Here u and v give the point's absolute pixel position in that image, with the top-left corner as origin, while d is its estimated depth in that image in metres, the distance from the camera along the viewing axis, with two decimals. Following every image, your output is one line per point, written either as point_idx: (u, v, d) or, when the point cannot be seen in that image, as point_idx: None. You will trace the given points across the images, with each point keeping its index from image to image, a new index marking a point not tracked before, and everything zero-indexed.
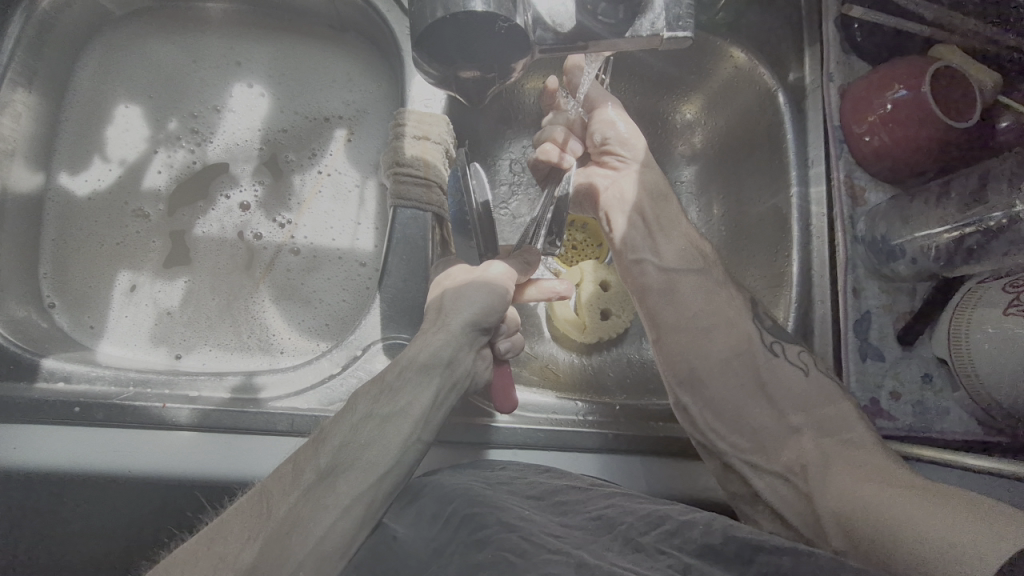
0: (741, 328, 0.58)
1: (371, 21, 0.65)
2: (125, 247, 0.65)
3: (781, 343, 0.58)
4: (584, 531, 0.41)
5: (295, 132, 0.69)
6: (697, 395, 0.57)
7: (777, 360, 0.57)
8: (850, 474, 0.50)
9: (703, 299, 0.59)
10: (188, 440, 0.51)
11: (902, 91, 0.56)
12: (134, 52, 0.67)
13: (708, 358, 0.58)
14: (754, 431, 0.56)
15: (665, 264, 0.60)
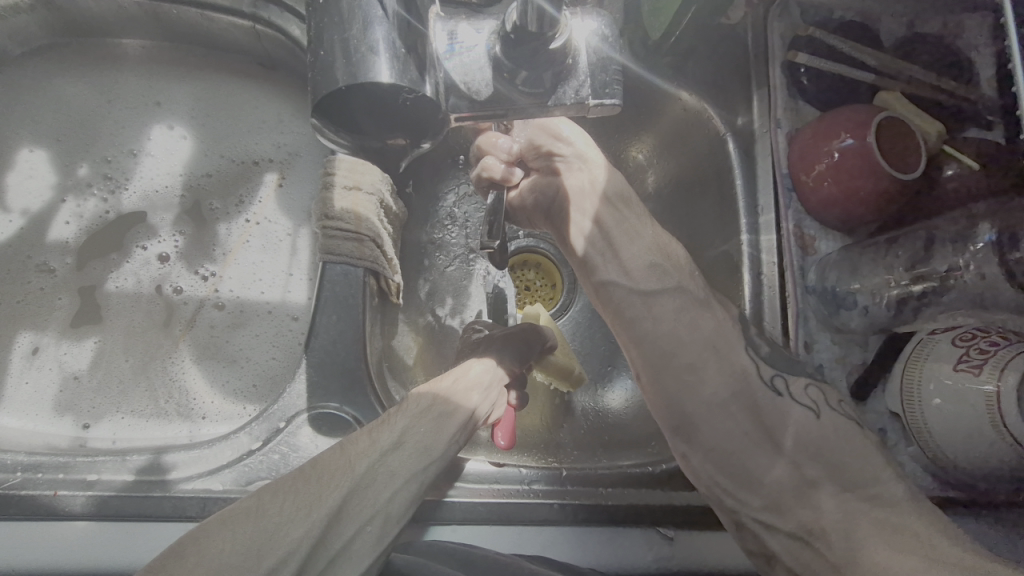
0: (735, 362, 0.52)
1: (301, 62, 0.61)
2: (25, 306, 0.59)
3: (783, 377, 0.52)
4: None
5: (221, 177, 0.64)
6: (693, 442, 0.52)
7: (781, 398, 0.51)
8: (882, 542, 0.44)
9: (689, 324, 0.53)
10: (81, 532, 0.46)
11: (847, 141, 0.55)
12: (38, 92, 0.62)
13: (698, 399, 0.51)
14: (763, 480, 0.50)
15: (642, 286, 0.54)
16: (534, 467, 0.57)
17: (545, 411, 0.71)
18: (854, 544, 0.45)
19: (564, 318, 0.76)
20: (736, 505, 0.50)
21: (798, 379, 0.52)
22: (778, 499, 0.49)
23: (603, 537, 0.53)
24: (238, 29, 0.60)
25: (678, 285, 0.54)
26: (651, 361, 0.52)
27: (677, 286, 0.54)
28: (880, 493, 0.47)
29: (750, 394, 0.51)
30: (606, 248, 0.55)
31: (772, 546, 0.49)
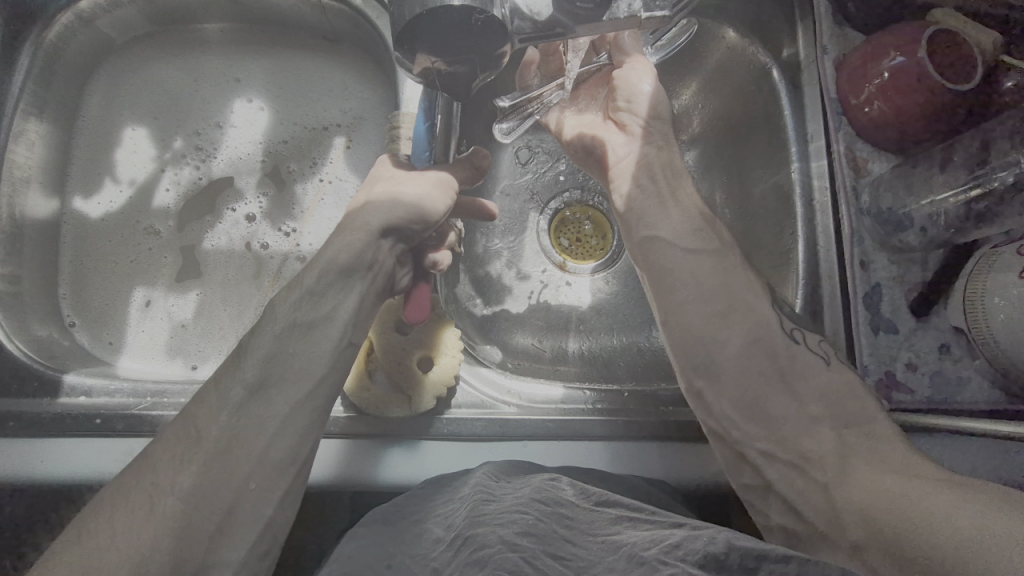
0: (762, 313, 0.54)
1: (362, 29, 0.66)
2: (137, 264, 0.67)
3: (801, 329, 0.55)
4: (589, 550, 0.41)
5: (295, 143, 0.70)
6: (714, 382, 0.53)
7: (796, 346, 0.53)
8: (876, 470, 0.45)
9: (722, 280, 0.55)
10: None
11: (898, 60, 0.55)
12: (139, 76, 0.70)
13: (724, 344, 0.53)
14: (776, 418, 0.51)
15: (684, 242, 0.56)
16: (596, 389, 0.61)
17: (602, 349, 0.74)
18: (849, 469, 0.46)
19: (616, 264, 0.79)
20: (744, 437, 0.51)
21: (811, 334, 0.55)
22: (783, 433, 0.50)
23: (665, 451, 0.56)
24: (305, 5, 0.66)
25: (716, 246, 0.56)
26: (683, 307, 0.54)
27: (708, 243, 0.56)
28: (876, 425, 0.49)
29: (772, 343, 0.53)
30: (653, 211, 0.58)
31: (769, 476, 0.50)
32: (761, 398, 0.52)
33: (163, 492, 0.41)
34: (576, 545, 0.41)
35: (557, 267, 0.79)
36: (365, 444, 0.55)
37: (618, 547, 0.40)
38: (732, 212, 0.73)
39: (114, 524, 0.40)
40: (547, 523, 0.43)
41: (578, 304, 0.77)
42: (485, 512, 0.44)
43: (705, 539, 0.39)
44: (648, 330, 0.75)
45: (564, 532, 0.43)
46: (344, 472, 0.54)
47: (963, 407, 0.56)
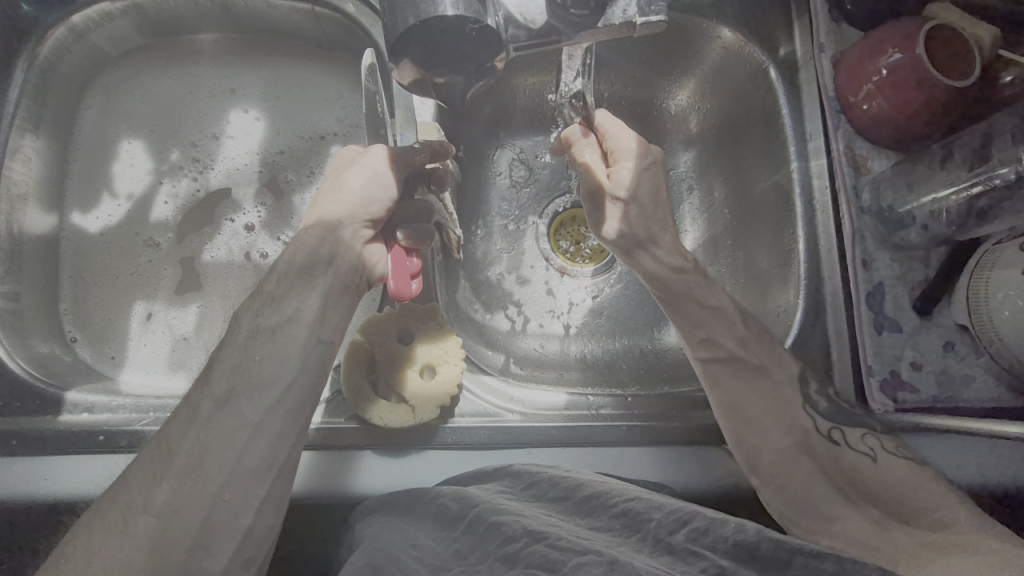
0: (801, 427, 0.56)
1: (357, 37, 0.66)
2: (138, 277, 0.66)
3: (840, 429, 0.56)
4: (609, 534, 0.40)
5: (292, 153, 0.70)
6: (773, 493, 0.54)
7: (841, 449, 0.55)
8: (932, 555, 0.46)
9: (754, 395, 0.56)
10: None
11: (896, 56, 0.55)
12: (135, 89, 0.69)
13: (769, 461, 0.54)
14: (837, 519, 0.52)
15: (706, 356, 0.57)
16: (600, 394, 0.61)
17: (605, 352, 0.74)
18: (916, 560, 0.47)
19: (617, 267, 0.79)
20: (807, 533, 0.53)
21: (851, 429, 0.57)
22: (847, 529, 0.52)
23: (671, 456, 0.56)
24: (298, 13, 0.65)
25: (742, 353, 0.57)
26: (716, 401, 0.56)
27: (732, 354, 0.57)
28: (942, 513, 0.50)
29: (814, 449, 0.55)
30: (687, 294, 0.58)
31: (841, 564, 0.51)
32: (817, 499, 0.53)
33: (137, 511, 0.40)
34: (597, 530, 0.41)
35: (557, 270, 0.79)
36: (339, 454, 0.55)
37: (641, 525, 0.40)
38: (731, 212, 0.73)
39: (95, 554, 0.39)
40: (572, 521, 0.43)
41: (579, 308, 0.77)
42: (507, 506, 0.44)
43: (733, 525, 0.38)
44: (650, 332, 0.75)
45: (583, 518, 0.43)
46: (316, 482, 0.54)
47: (969, 405, 0.56)
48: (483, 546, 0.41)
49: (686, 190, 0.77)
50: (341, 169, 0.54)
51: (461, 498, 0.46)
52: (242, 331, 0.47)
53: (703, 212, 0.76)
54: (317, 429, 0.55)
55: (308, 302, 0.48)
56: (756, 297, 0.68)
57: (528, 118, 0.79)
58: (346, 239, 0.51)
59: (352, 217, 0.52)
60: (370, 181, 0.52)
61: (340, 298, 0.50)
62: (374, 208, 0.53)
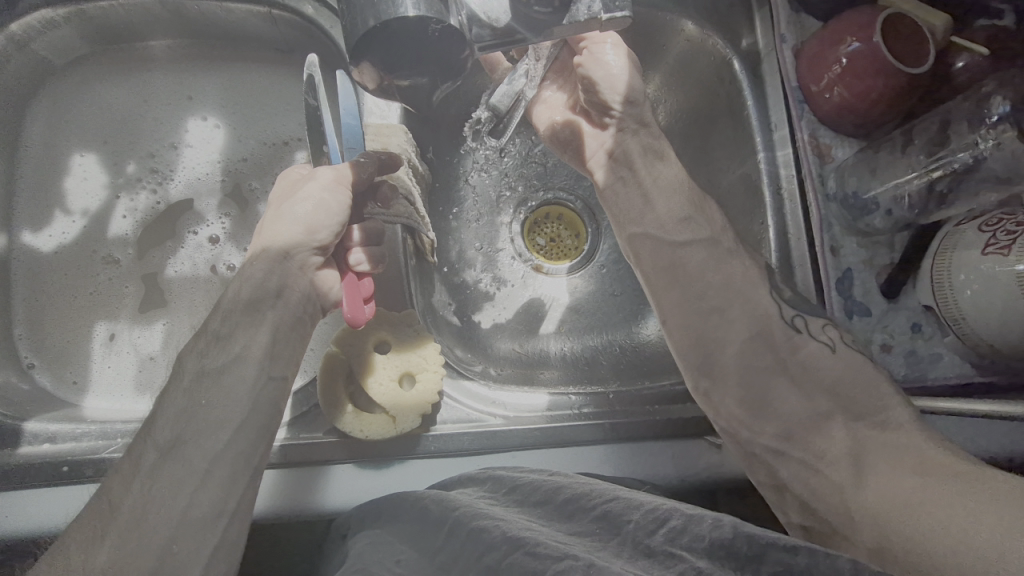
0: (761, 307, 0.55)
1: (317, 39, 0.64)
2: (98, 297, 0.64)
3: (804, 317, 0.55)
4: (588, 537, 0.39)
5: (255, 160, 0.68)
6: (722, 388, 0.54)
7: (799, 337, 0.54)
8: (885, 465, 0.46)
9: (717, 271, 0.56)
10: None
11: (854, 45, 0.56)
12: (83, 99, 0.66)
13: (727, 349, 0.54)
14: (783, 413, 0.52)
15: (671, 237, 0.57)
16: (582, 393, 0.61)
17: (585, 349, 0.74)
18: (862, 470, 0.47)
19: (592, 263, 0.80)
20: (751, 434, 0.53)
21: (815, 318, 0.55)
22: (791, 424, 0.52)
23: (654, 450, 0.56)
24: (254, 16, 0.63)
25: (709, 235, 0.57)
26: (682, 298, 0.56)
27: (697, 241, 0.57)
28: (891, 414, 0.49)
29: (773, 333, 0.54)
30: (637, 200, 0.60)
31: (782, 476, 0.51)
32: (766, 391, 0.53)
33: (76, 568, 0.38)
34: (576, 535, 0.40)
35: (532, 269, 0.79)
36: (302, 472, 0.53)
37: (620, 528, 0.39)
38: None
39: None
40: (551, 526, 0.41)
41: (557, 306, 0.77)
42: (489, 513, 0.43)
43: (710, 522, 0.37)
44: (628, 327, 0.75)
45: (562, 522, 0.42)
46: (279, 504, 0.52)
47: (936, 383, 0.57)
48: (465, 553, 0.39)
49: None
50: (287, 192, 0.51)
51: (445, 505, 0.45)
52: (186, 376, 0.45)
53: None
54: (283, 448, 0.53)
55: (257, 337, 0.46)
56: None
57: None
58: (294, 270, 0.49)
59: (298, 247, 0.49)
60: (315, 207, 0.49)
61: (292, 331, 0.49)
62: (321, 236, 0.50)
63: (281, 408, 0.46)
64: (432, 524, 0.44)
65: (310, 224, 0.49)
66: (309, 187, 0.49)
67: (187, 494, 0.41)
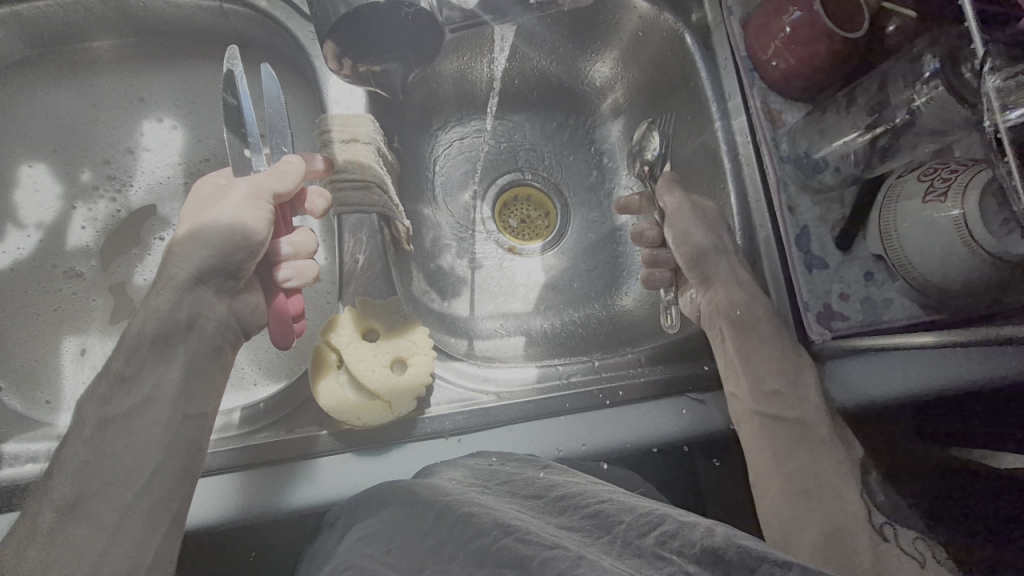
0: (852, 496, 0.53)
1: (273, 32, 0.63)
2: (64, 312, 0.61)
3: (893, 524, 0.51)
4: (579, 533, 0.41)
5: (217, 159, 0.66)
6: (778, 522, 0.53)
7: (888, 542, 0.50)
8: None
9: (808, 454, 0.55)
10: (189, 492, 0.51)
11: (797, 14, 0.59)
12: (26, 107, 0.63)
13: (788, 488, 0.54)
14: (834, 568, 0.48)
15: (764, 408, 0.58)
16: (568, 363, 0.64)
17: (565, 325, 0.76)
18: None
19: (563, 241, 0.82)
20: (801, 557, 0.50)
21: (906, 529, 0.51)
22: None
23: (640, 411, 0.58)
24: (203, 10, 0.62)
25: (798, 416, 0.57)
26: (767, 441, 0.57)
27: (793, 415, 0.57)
28: None
29: (845, 504, 0.52)
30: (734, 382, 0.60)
31: None
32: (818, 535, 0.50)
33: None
34: (568, 529, 0.42)
35: (507, 251, 0.81)
36: (257, 474, 0.52)
37: (613, 527, 0.41)
38: (664, 174, 0.77)
39: None
40: (543, 517, 0.44)
41: (533, 285, 0.79)
42: (483, 501, 0.45)
43: (701, 531, 0.39)
44: (603, 300, 0.78)
45: (555, 516, 0.44)
46: (270, 501, 0.51)
47: (890, 326, 0.61)
48: (454, 538, 0.41)
49: (620, 160, 0.81)
50: (201, 207, 0.50)
51: (434, 489, 0.46)
52: (87, 428, 0.46)
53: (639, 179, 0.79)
54: (234, 450, 0.53)
55: (168, 376, 0.48)
56: None
57: (459, 101, 0.79)
58: (205, 296, 0.51)
59: (211, 271, 0.50)
60: (227, 229, 0.49)
61: (204, 362, 0.50)
62: (235, 257, 0.50)
63: (202, 442, 0.48)
64: (419, 509, 0.45)
65: (220, 250, 0.49)
66: (211, 216, 0.49)
67: (107, 538, 0.41)
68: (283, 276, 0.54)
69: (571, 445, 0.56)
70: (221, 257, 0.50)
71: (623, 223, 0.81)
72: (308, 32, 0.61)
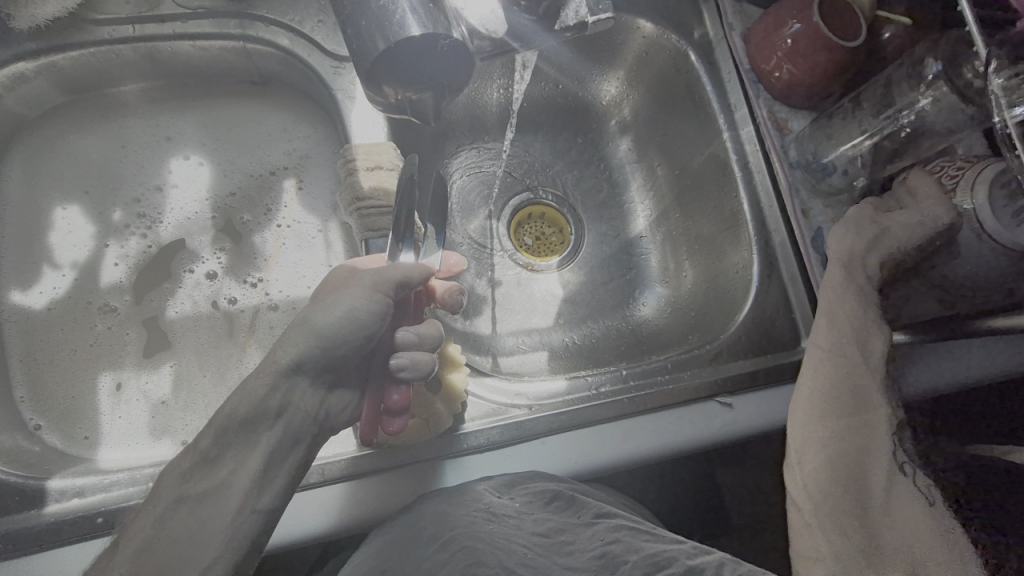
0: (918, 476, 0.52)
1: (294, 69, 0.66)
2: (99, 348, 0.63)
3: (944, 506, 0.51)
4: (587, 572, 0.44)
5: (244, 193, 0.69)
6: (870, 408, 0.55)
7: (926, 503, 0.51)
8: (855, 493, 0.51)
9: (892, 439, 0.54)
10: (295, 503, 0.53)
11: (796, 26, 0.61)
12: (58, 151, 0.65)
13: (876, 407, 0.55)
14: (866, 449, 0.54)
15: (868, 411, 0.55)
16: (596, 374, 0.64)
17: (586, 337, 0.77)
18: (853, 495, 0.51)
19: (579, 255, 0.83)
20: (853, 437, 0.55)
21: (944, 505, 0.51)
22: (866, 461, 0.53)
23: (671, 417, 0.59)
24: (228, 52, 0.64)
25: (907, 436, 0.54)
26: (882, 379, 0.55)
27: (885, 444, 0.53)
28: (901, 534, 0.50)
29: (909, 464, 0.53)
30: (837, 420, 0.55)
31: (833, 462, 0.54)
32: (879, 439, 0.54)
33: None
34: (573, 568, 0.44)
35: (524, 268, 0.82)
36: (371, 482, 0.54)
37: (618, 566, 0.44)
38: (674, 186, 0.79)
39: None
40: (546, 556, 0.45)
41: (553, 299, 0.80)
42: (486, 532, 0.46)
43: None
44: (622, 311, 0.79)
45: (559, 555, 0.46)
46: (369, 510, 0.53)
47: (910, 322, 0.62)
48: (452, 563, 0.43)
49: (631, 174, 0.83)
50: (330, 291, 0.52)
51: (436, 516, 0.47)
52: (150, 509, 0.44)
53: (649, 190, 0.82)
54: (325, 466, 0.54)
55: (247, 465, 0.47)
56: (712, 259, 0.73)
57: (471, 126, 0.81)
58: (299, 385, 0.50)
59: (312, 358, 0.50)
60: (344, 316, 0.50)
61: (287, 453, 0.49)
62: (339, 349, 0.51)
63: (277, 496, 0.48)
64: (425, 535, 0.46)
65: (333, 337, 0.50)
66: (340, 295, 0.50)
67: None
68: (399, 364, 0.51)
69: (603, 455, 0.57)
70: (325, 348, 0.50)
71: (637, 236, 0.82)
72: (329, 67, 0.64)
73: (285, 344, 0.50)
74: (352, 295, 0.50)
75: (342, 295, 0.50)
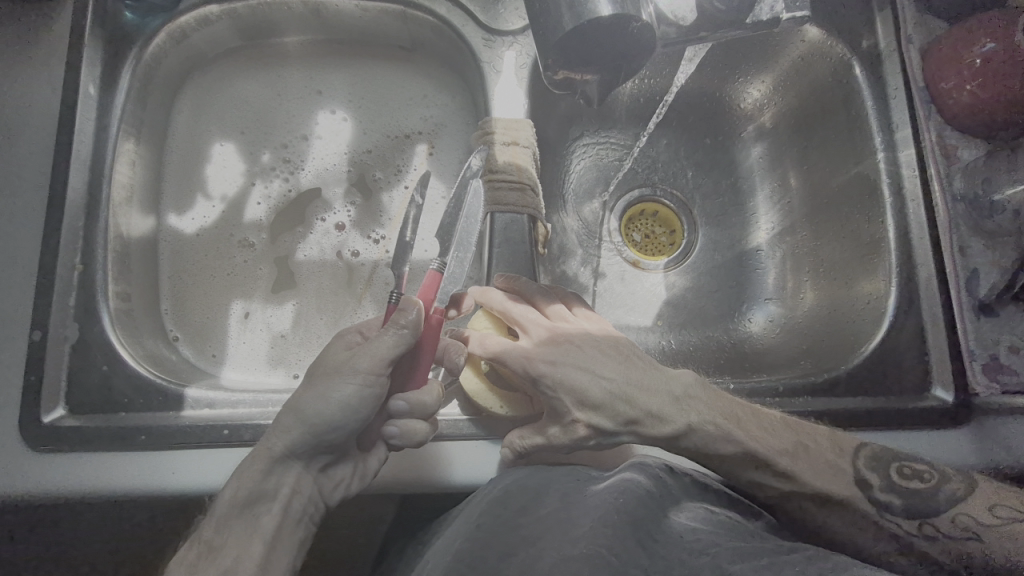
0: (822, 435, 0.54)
1: (445, 39, 0.68)
2: (235, 277, 0.68)
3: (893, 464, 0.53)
4: (675, 549, 0.42)
5: (379, 151, 0.72)
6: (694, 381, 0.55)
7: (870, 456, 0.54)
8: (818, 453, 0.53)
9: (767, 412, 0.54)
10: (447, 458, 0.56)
11: (990, 45, 0.58)
12: (224, 92, 0.71)
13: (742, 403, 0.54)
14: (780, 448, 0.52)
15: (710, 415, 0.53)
16: None
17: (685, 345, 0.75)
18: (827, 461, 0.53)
19: (690, 258, 0.80)
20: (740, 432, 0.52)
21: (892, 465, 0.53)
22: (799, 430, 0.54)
23: None
24: (387, 15, 0.67)
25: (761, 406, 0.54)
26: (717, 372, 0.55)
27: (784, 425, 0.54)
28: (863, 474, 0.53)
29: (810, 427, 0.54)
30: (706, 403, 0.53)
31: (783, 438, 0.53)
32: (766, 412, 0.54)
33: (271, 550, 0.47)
34: (659, 544, 0.42)
35: (631, 265, 0.80)
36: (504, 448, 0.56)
37: (701, 554, 0.42)
38: (806, 202, 0.75)
39: None
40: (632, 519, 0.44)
41: (654, 300, 0.78)
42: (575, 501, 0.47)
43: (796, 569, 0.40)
44: (725, 323, 0.76)
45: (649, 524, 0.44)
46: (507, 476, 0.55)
47: None
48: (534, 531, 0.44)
49: (760, 183, 0.80)
50: (321, 369, 0.50)
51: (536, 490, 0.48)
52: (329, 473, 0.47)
53: (778, 202, 0.78)
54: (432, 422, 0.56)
55: (250, 552, 0.47)
56: (840, 284, 0.69)
57: (599, 113, 0.81)
58: (294, 469, 0.50)
59: (303, 447, 0.49)
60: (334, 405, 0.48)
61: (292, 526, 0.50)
62: (334, 433, 0.49)
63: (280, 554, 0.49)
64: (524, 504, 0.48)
65: (325, 422, 0.48)
66: (306, 410, 0.48)
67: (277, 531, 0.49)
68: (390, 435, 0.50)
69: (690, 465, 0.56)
70: (311, 444, 0.49)
71: (754, 248, 0.79)
72: (481, 39, 0.65)
73: (275, 435, 0.49)
74: (318, 400, 0.48)
75: (332, 395, 0.48)
